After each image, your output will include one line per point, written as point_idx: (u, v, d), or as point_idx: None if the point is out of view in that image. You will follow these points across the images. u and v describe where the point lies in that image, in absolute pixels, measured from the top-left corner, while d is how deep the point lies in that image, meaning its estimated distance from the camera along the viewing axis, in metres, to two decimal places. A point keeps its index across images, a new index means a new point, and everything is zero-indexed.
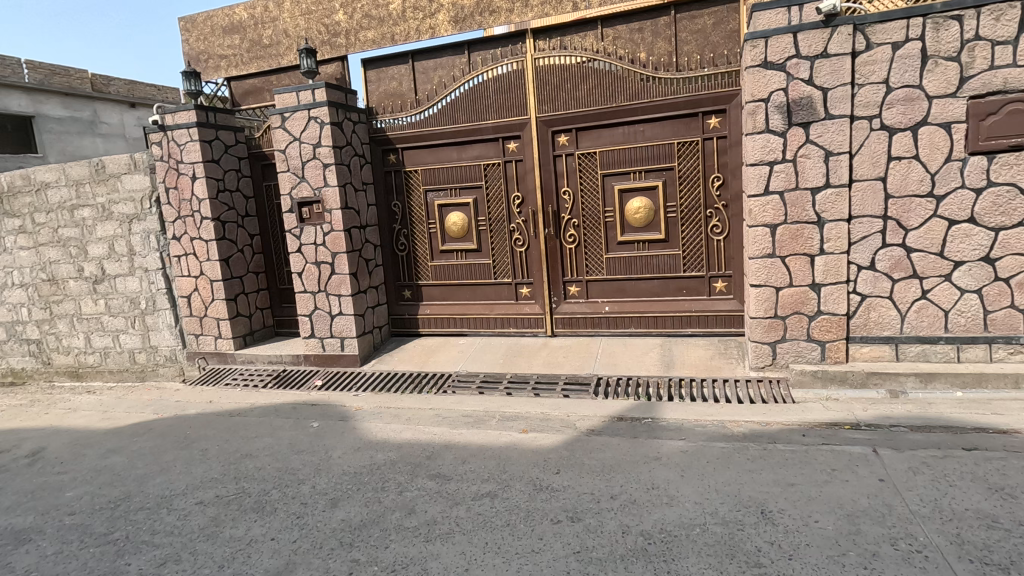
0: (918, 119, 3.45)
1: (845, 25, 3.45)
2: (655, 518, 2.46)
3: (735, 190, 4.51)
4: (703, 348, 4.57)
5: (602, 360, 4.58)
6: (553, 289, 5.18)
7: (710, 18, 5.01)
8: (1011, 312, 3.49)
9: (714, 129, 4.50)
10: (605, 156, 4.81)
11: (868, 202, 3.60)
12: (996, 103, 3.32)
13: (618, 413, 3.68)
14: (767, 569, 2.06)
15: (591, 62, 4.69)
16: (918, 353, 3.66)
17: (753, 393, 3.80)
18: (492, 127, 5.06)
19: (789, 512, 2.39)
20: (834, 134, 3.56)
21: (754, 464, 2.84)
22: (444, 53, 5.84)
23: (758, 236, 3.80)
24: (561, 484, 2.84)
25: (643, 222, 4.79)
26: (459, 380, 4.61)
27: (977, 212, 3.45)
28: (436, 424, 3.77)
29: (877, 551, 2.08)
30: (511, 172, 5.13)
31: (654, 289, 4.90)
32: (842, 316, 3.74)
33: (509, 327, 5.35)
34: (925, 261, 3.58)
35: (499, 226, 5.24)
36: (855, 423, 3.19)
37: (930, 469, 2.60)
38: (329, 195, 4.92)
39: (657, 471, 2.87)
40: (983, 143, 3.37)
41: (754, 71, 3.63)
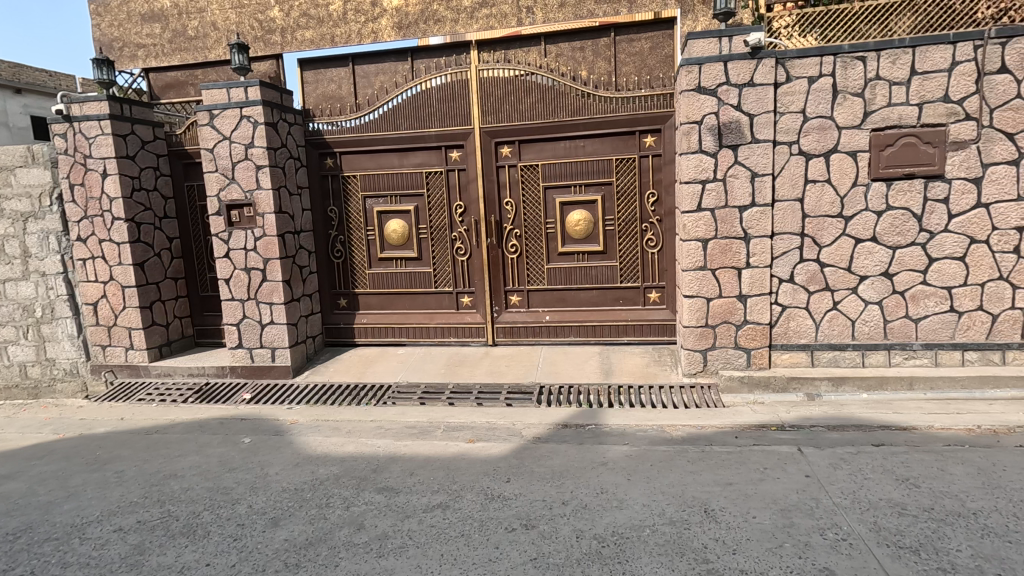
0: (830, 147, 3.82)
1: (769, 57, 3.76)
2: (607, 521, 2.52)
3: (669, 206, 4.76)
4: (638, 356, 4.77)
5: (544, 368, 4.66)
6: (494, 298, 5.21)
7: (647, 43, 5.32)
8: (906, 322, 3.91)
9: (650, 147, 4.74)
10: (547, 169, 4.93)
11: (788, 221, 3.93)
12: (893, 136, 3.74)
13: (562, 420, 3.75)
14: (714, 565, 2.17)
15: (534, 77, 4.79)
16: (830, 358, 4.02)
17: (686, 398, 4.00)
18: (435, 135, 5.04)
19: (729, 509, 2.54)
20: (759, 157, 3.86)
21: (695, 465, 2.99)
22: (386, 59, 5.78)
23: (691, 250, 4.03)
24: (513, 492, 2.85)
25: (583, 234, 4.94)
26: (399, 391, 4.50)
27: (878, 232, 3.85)
28: (378, 436, 3.66)
29: (809, 541, 2.26)
30: (453, 181, 5.12)
31: (593, 299, 5.06)
32: (766, 325, 4.04)
33: (449, 336, 5.31)
34: (836, 274, 3.95)
35: (441, 234, 5.22)
36: (781, 424, 3.45)
37: (847, 464, 2.87)
38: (262, 198, 4.69)
39: (605, 476, 2.95)
40: (883, 170, 3.78)
41: (689, 95, 3.87)
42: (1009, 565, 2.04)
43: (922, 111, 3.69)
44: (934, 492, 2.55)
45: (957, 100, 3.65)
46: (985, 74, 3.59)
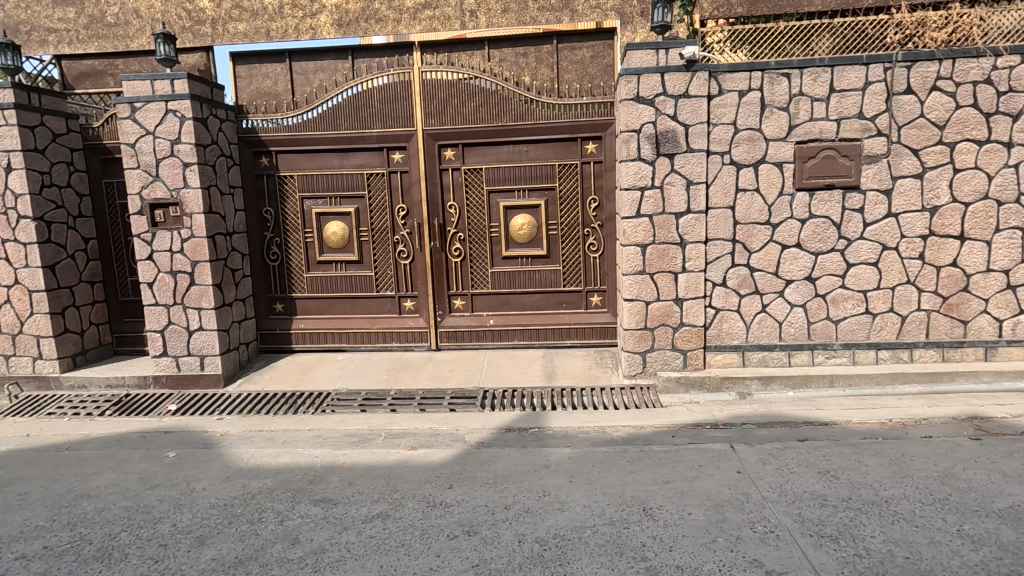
0: (758, 158, 4.02)
1: (703, 70, 3.92)
2: (548, 524, 2.54)
3: (610, 212, 4.88)
4: (581, 359, 4.84)
5: (488, 372, 4.65)
6: (437, 302, 5.16)
7: (588, 51, 5.43)
8: (827, 323, 4.17)
9: (591, 154, 4.84)
10: (491, 173, 4.93)
11: (721, 227, 4.10)
12: (815, 148, 3.98)
13: (506, 424, 3.75)
14: (652, 563, 2.22)
15: (477, 81, 4.79)
16: (759, 358, 4.22)
17: (627, 399, 4.09)
18: (377, 136, 4.94)
19: (667, 507, 2.61)
20: (694, 166, 4.02)
21: (635, 465, 3.06)
22: (326, 57, 5.61)
23: (631, 254, 4.13)
24: (455, 499, 2.81)
25: (526, 238, 4.97)
26: (339, 398, 4.36)
27: (802, 239, 4.09)
28: (316, 445, 3.53)
29: (740, 535, 2.36)
30: (395, 183, 5.04)
31: (537, 303, 5.10)
32: (700, 327, 4.20)
33: (391, 341, 5.22)
34: (764, 279, 4.16)
35: (383, 237, 5.11)
36: (714, 422, 3.58)
37: (775, 459, 3.02)
38: (190, 198, 4.44)
39: (547, 478, 2.97)
40: (806, 181, 4.02)
41: (628, 104, 3.98)
42: (916, 549, 2.20)
43: (840, 126, 3.95)
44: (851, 483, 2.72)
45: (870, 117, 3.93)
46: (893, 94, 3.88)
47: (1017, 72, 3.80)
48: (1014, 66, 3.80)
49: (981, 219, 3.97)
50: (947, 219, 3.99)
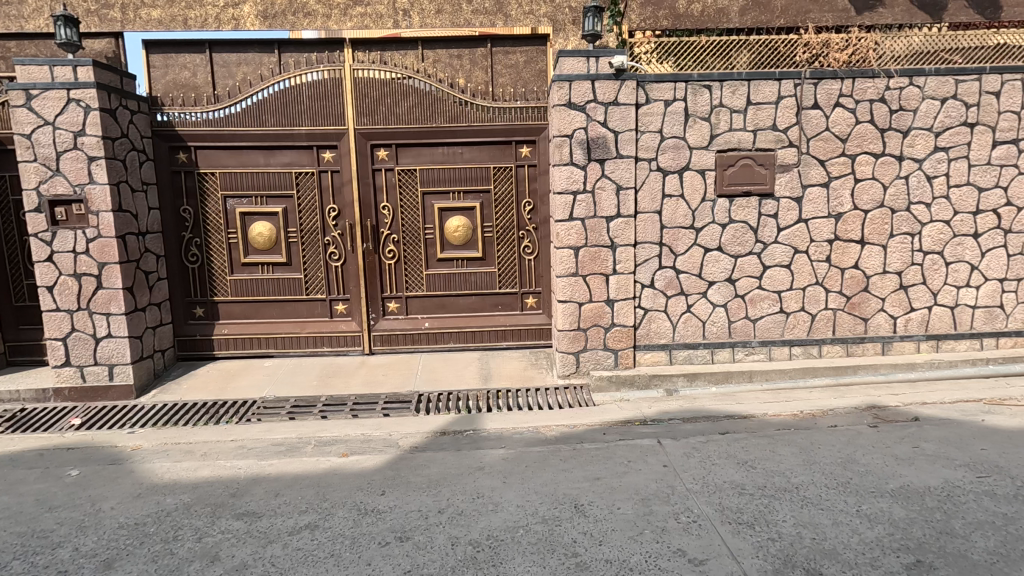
0: (682, 165, 4.21)
1: (631, 79, 4.07)
2: (481, 526, 2.54)
3: (544, 215, 4.95)
4: (516, 360, 4.88)
5: (423, 376, 4.60)
6: (370, 305, 5.05)
7: (522, 56, 5.49)
8: (746, 322, 4.43)
9: (526, 157, 4.90)
10: (425, 174, 4.88)
11: (649, 231, 4.26)
12: (734, 157, 4.22)
13: (440, 427, 3.71)
14: (583, 558, 2.27)
15: (411, 81, 4.73)
16: (685, 356, 4.42)
17: (561, 399, 4.17)
18: (306, 134, 4.78)
19: (597, 503, 2.68)
20: (623, 171, 4.15)
21: (567, 463, 3.12)
22: (250, 49, 5.36)
23: (564, 257, 4.22)
24: (387, 505, 2.76)
25: (461, 240, 4.97)
26: (266, 406, 4.16)
27: (723, 242, 4.32)
28: (240, 457, 3.36)
29: (665, 526, 2.46)
30: (326, 182, 4.89)
31: (473, 305, 5.10)
32: (630, 327, 4.34)
33: (322, 345, 5.06)
34: (689, 280, 4.36)
35: (313, 239, 4.95)
36: (643, 419, 3.72)
37: (699, 452, 3.17)
38: (96, 195, 4.11)
39: (481, 480, 2.97)
40: (726, 188, 4.25)
41: (561, 109, 4.06)
42: (822, 530, 2.37)
43: (757, 137, 4.21)
44: (766, 472, 2.90)
45: (782, 129, 4.20)
46: (802, 109, 4.18)
47: (907, 92, 4.19)
48: (904, 86, 4.18)
49: (878, 225, 4.34)
50: (850, 225, 4.33)
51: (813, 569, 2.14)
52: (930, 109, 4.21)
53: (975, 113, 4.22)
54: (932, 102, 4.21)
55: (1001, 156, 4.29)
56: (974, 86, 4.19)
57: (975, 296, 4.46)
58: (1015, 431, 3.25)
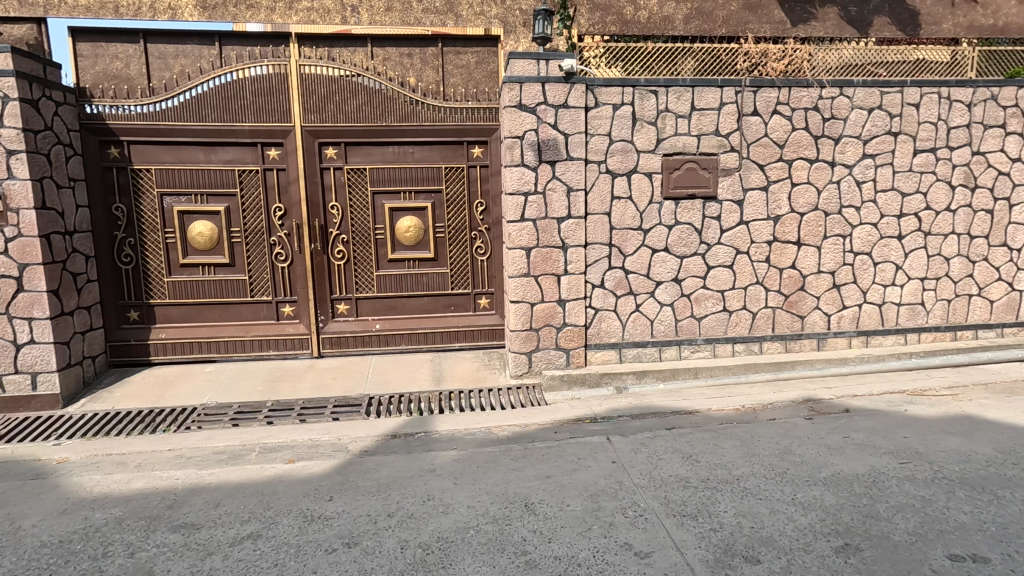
0: (630, 168, 4.31)
1: (580, 83, 4.13)
2: (431, 528, 2.52)
3: (496, 215, 4.97)
4: (469, 361, 4.87)
5: (374, 379, 4.53)
6: (319, 307, 4.93)
7: (473, 56, 5.47)
8: (692, 321, 4.57)
9: (477, 158, 4.90)
10: (375, 173, 4.81)
11: (598, 232, 4.34)
12: (679, 161, 4.35)
13: (391, 430, 3.66)
14: (532, 556, 2.29)
15: (360, 79, 4.65)
16: (634, 354, 4.53)
17: (514, 398, 4.19)
18: (249, 130, 4.62)
19: (547, 501, 2.71)
20: (573, 173, 4.21)
21: (518, 463, 3.14)
22: (188, 41, 5.14)
23: (516, 257, 4.24)
24: (334, 511, 2.70)
25: (413, 240, 4.92)
26: (207, 413, 3.99)
27: (670, 243, 4.45)
28: (177, 467, 3.21)
29: (613, 521, 2.51)
30: (271, 181, 4.74)
31: (425, 307, 5.06)
32: (581, 326, 4.41)
33: (268, 349, 4.90)
34: (638, 280, 4.46)
35: (257, 239, 4.79)
36: (594, 417, 3.78)
37: (646, 448, 3.25)
38: (16, 191, 3.84)
39: (432, 482, 2.95)
40: (672, 190, 4.37)
41: (512, 111, 4.08)
42: (760, 518, 2.48)
43: (701, 142, 4.35)
44: (709, 465, 3.01)
45: (724, 135, 4.37)
46: (743, 115, 4.35)
47: (838, 102, 4.43)
48: (835, 96, 4.42)
49: (813, 227, 4.57)
50: (787, 227, 4.54)
51: (751, 556, 2.23)
52: (858, 118, 4.47)
53: (898, 123, 4.51)
54: (860, 112, 4.46)
55: (922, 163, 4.60)
56: (897, 97, 4.47)
57: (900, 294, 4.76)
58: (934, 420, 3.50)
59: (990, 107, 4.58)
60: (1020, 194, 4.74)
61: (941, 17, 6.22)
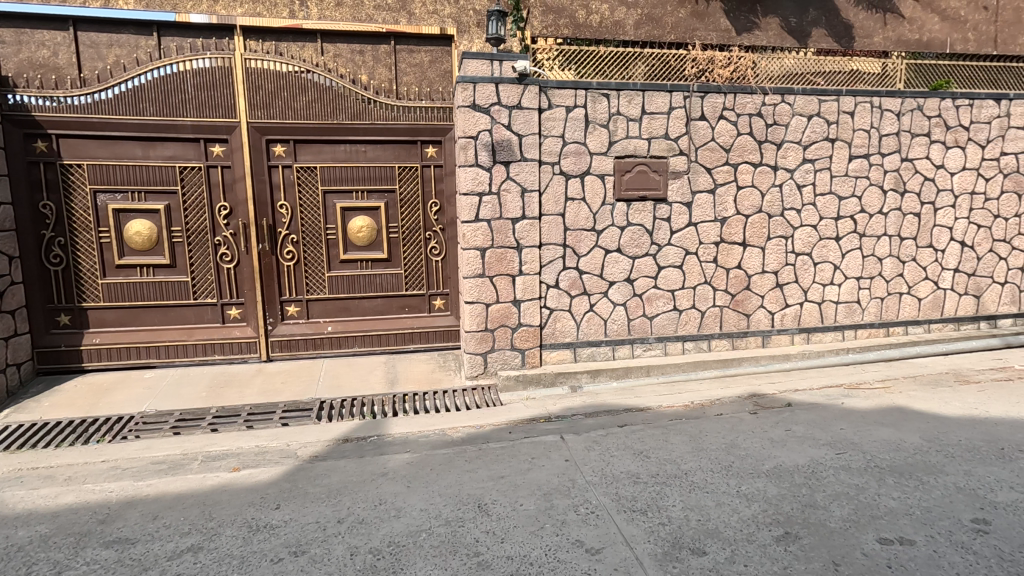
0: (584, 170, 4.37)
1: (534, 84, 4.16)
2: (383, 533, 2.48)
3: (451, 216, 4.94)
4: (424, 363, 4.82)
5: (326, 382, 4.42)
6: (267, 310, 4.77)
7: (427, 55, 5.42)
8: (644, 320, 4.67)
9: (431, 158, 4.86)
10: (326, 172, 4.70)
11: (552, 233, 4.38)
12: (631, 163, 4.44)
13: (343, 434, 3.58)
14: (484, 557, 2.29)
15: (310, 75, 4.54)
16: (589, 353, 4.59)
17: (469, 399, 4.17)
18: (192, 126, 4.43)
19: (501, 501, 2.70)
20: (527, 174, 4.23)
21: (472, 464, 3.12)
22: (123, 30, 4.89)
23: (471, 257, 4.22)
24: (281, 519, 2.61)
25: (366, 240, 4.83)
26: (146, 421, 3.79)
27: (622, 244, 4.53)
28: (112, 479, 3.04)
29: (565, 519, 2.53)
30: (215, 178, 4.56)
31: (378, 308, 4.98)
32: (536, 327, 4.43)
33: (213, 353, 4.72)
34: (592, 280, 4.52)
35: (201, 238, 4.60)
36: (548, 416, 3.80)
37: (599, 445, 3.30)
38: None
39: (384, 486, 2.90)
40: (625, 192, 4.46)
41: (466, 110, 4.07)
42: (706, 511, 2.55)
43: (652, 145, 4.46)
44: (659, 460, 3.08)
45: (674, 138, 4.48)
46: (691, 120, 4.48)
47: (779, 109, 4.62)
48: (777, 103, 4.61)
49: (757, 229, 4.75)
50: (733, 229, 4.71)
51: (697, 548, 2.29)
52: (799, 125, 4.67)
53: (835, 130, 4.74)
54: (800, 119, 4.67)
55: (857, 168, 4.85)
56: (834, 105, 4.70)
57: (838, 293, 5.00)
58: (868, 412, 3.69)
59: (917, 117, 4.88)
60: (944, 198, 5.06)
61: (872, 31, 6.59)
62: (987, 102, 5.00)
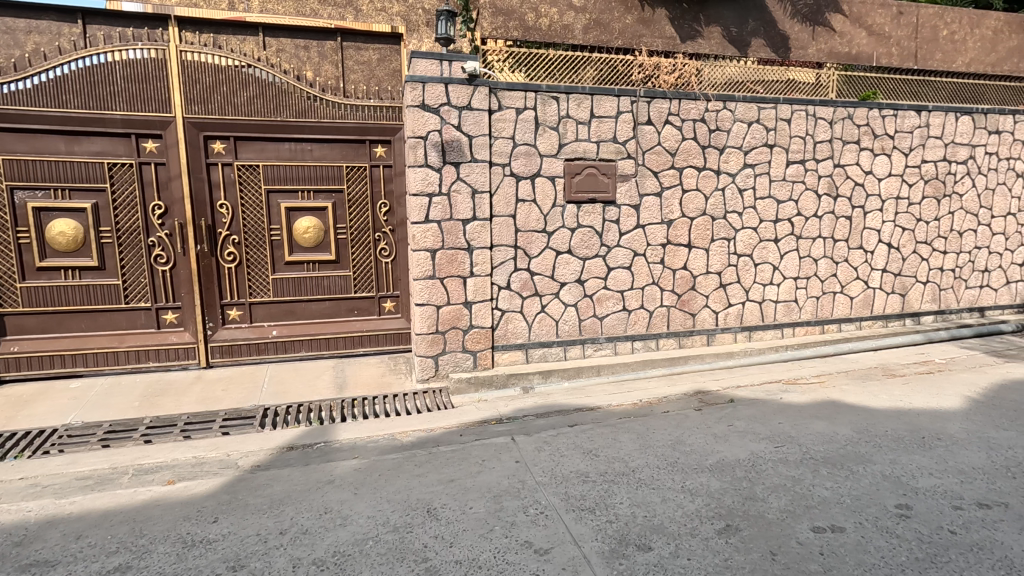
0: (534, 172, 4.39)
1: (484, 85, 4.15)
2: (328, 543, 2.40)
3: (401, 217, 4.87)
4: (374, 366, 4.73)
5: (270, 388, 4.27)
6: (207, 314, 4.56)
7: (375, 53, 5.33)
8: (594, 320, 4.74)
9: (380, 158, 4.78)
10: (270, 171, 4.54)
11: (503, 234, 4.38)
12: (581, 166, 4.50)
13: (288, 442, 3.45)
14: (433, 562, 2.25)
15: (252, 70, 4.37)
16: (540, 354, 4.62)
17: (420, 403, 4.11)
18: (122, 120, 4.18)
19: (450, 505, 2.68)
20: (477, 175, 4.22)
21: (421, 468, 3.08)
22: (43, 16, 4.58)
23: (421, 259, 4.17)
24: (219, 533, 2.50)
25: (312, 242, 4.69)
26: (72, 434, 3.55)
27: (573, 245, 4.58)
28: (31, 497, 2.83)
29: (515, 521, 2.52)
30: (148, 176, 4.33)
31: (326, 311, 4.85)
32: (488, 328, 4.42)
33: (147, 361, 4.47)
34: (543, 281, 4.55)
35: (133, 239, 4.35)
36: (499, 418, 3.80)
37: (549, 445, 3.32)
38: None
39: (329, 494, 2.82)
40: (575, 194, 4.51)
41: (415, 110, 4.01)
42: (653, 507, 2.60)
43: (601, 148, 4.53)
44: (608, 458, 3.12)
45: (621, 142, 4.57)
46: (638, 124, 4.58)
47: (721, 115, 4.78)
48: (719, 110, 4.77)
49: (702, 231, 4.90)
50: (679, 231, 4.84)
51: (643, 544, 2.33)
52: (740, 131, 4.85)
53: (773, 136, 4.95)
54: (741, 125, 4.85)
55: (793, 173, 5.08)
56: (772, 113, 4.90)
57: (777, 292, 5.22)
58: (804, 406, 3.87)
59: (847, 125, 5.15)
60: (872, 202, 5.37)
61: (806, 43, 6.94)
62: (910, 113, 5.34)
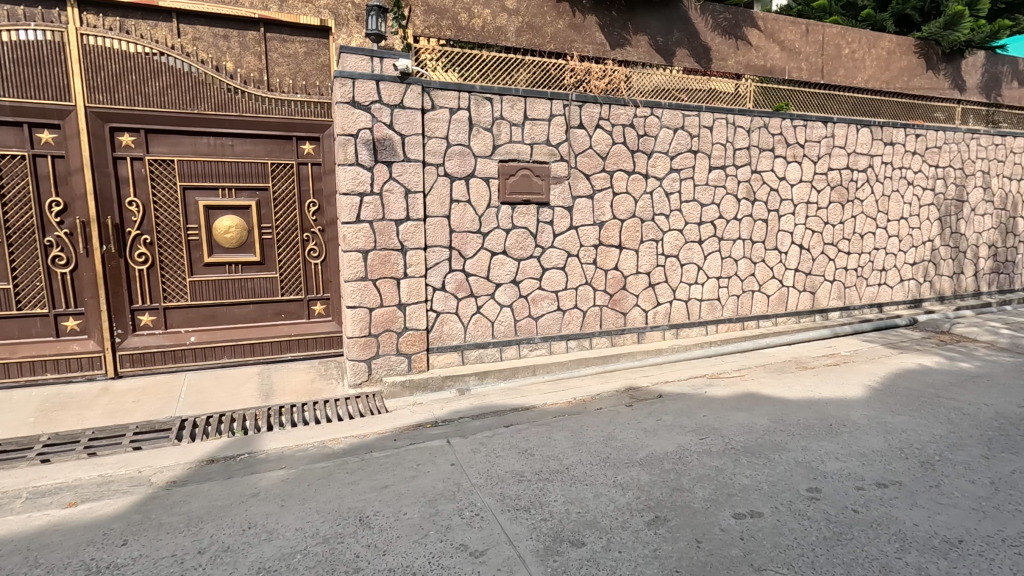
0: (468, 172, 4.38)
1: (416, 84, 4.08)
2: (251, 559, 2.28)
3: (330, 216, 4.71)
4: (303, 372, 4.54)
5: (189, 398, 4.00)
6: (115, 320, 4.22)
7: (302, 47, 5.12)
8: (529, 320, 4.78)
9: (308, 155, 4.60)
10: (186, 166, 4.26)
11: (438, 235, 4.34)
12: (515, 167, 4.52)
13: (208, 455, 3.25)
14: (365, 571, 2.19)
15: (165, 58, 4.10)
16: (476, 355, 4.60)
17: (353, 408, 3.99)
18: (10, 107, 3.79)
19: (383, 512, 2.61)
20: (410, 174, 4.15)
21: (353, 476, 2.99)
22: None
23: (352, 260, 4.05)
24: (128, 557, 2.31)
25: (234, 242, 4.45)
26: None
27: (508, 246, 4.60)
28: None
29: (450, 524, 2.50)
30: (44, 169, 3.95)
31: (250, 315, 4.61)
32: (423, 330, 4.36)
33: (45, 372, 4.08)
34: (478, 282, 4.54)
35: (26, 239, 3.96)
36: (434, 421, 3.75)
37: (484, 446, 3.31)
38: None
39: (254, 508, 2.68)
40: (509, 196, 4.53)
41: (344, 107, 3.89)
42: (586, 503, 2.66)
43: (534, 150, 4.57)
44: (543, 457, 3.16)
45: (554, 144, 4.64)
46: (571, 127, 4.67)
47: (649, 121, 4.96)
48: (647, 116, 4.95)
49: (632, 232, 5.06)
50: (610, 232, 4.98)
51: (576, 540, 2.37)
52: (666, 136, 5.05)
53: (697, 142, 5.20)
54: (667, 131, 5.05)
55: (715, 178, 5.35)
56: (695, 120, 5.14)
57: (701, 292, 5.48)
58: (726, 399, 4.08)
59: (763, 134, 5.49)
60: (786, 206, 5.75)
61: (727, 54, 7.33)
62: (817, 124, 5.76)
